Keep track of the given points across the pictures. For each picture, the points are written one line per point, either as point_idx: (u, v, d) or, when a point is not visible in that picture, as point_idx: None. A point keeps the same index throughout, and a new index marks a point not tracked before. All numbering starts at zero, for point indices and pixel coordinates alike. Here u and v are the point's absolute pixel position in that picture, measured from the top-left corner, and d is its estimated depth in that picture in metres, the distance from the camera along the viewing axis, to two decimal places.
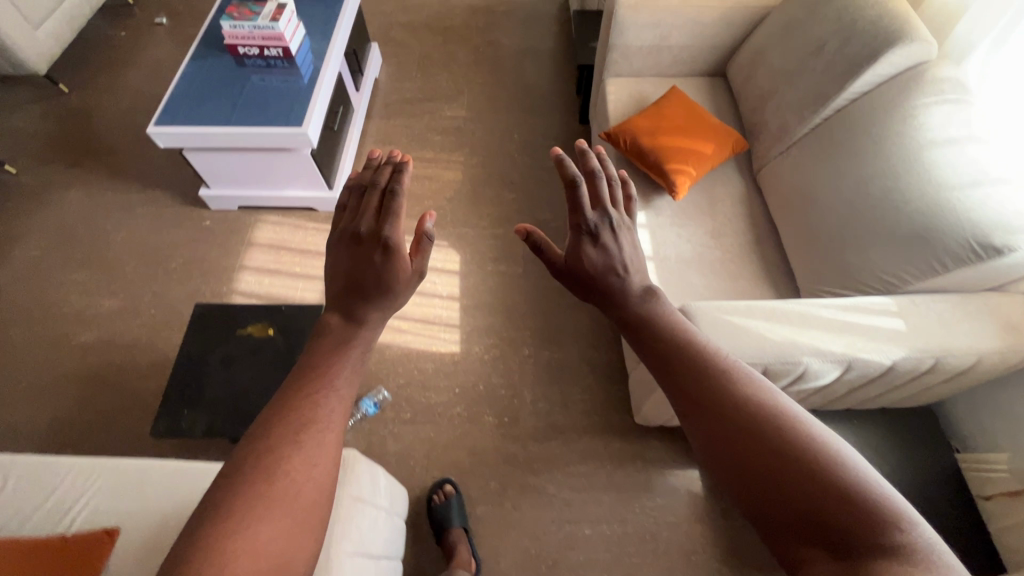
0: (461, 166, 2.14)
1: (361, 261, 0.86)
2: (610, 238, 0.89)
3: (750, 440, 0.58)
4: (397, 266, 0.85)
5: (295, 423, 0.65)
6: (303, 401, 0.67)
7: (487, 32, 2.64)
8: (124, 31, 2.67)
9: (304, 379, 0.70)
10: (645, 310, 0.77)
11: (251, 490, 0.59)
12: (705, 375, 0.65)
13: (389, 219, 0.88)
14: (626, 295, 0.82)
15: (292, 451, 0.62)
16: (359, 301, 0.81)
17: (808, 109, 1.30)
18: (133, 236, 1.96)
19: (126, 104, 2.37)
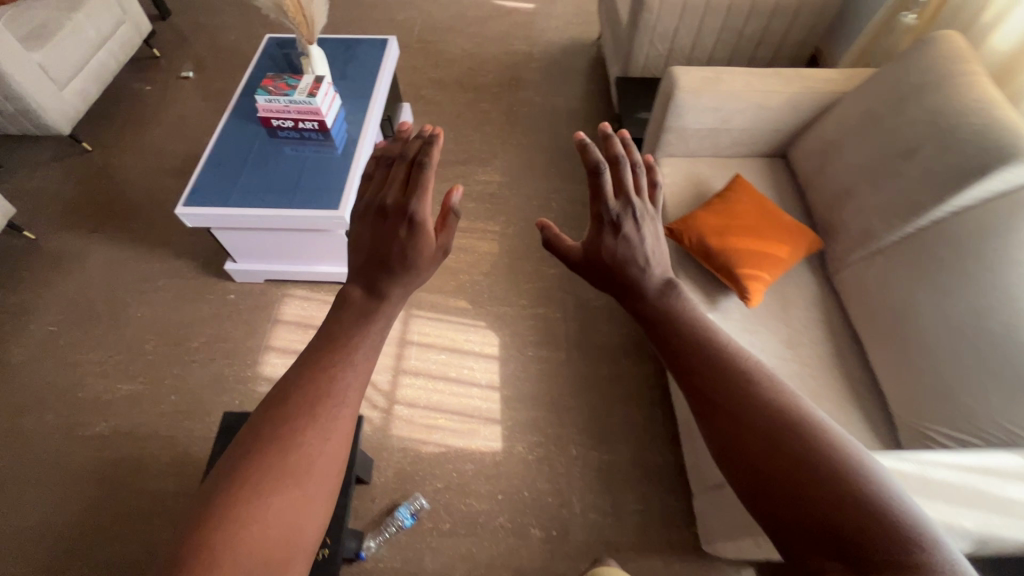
0: (496, 236, 2.05)
1: (383, 236, 0.80)
2: (632, 229, 0.77)
3: (772, 451, 0.49)
4: (422, 244, 0.79)
5: (311, 393, 0.53)
6: (320, 371, 0.55)
7: (519, 89, 2.57)
8: (150, 84, 2.62)
9: (326, 344, 0.59)
10: (664, 302, 0.68)
11: (264, 459, 0.49)
12: (726, 375, 0.55)
13: (417, 193, 0.83)
14: (645, 287, 0.70)
15: (308, 423, 0.51)
16: (377, 277, 0.74)
17: (899, 217, 1.19)
18: (156, 311, 1.87)
19: (151, 164, 2.31)
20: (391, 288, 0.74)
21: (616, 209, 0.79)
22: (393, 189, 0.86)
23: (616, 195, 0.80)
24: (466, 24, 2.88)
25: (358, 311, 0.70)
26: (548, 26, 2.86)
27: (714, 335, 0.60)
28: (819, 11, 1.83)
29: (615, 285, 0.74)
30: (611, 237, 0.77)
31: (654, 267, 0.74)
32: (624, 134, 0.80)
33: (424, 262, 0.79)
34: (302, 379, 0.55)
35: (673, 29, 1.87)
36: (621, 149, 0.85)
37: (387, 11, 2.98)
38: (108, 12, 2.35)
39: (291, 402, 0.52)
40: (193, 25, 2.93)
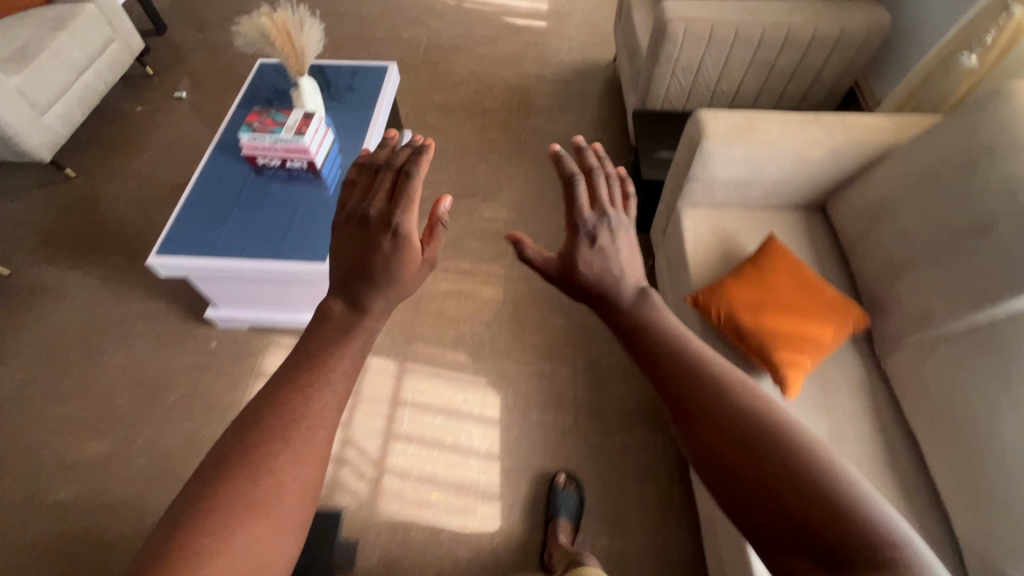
0: (500, 280, 1.89)
1: (366, 246, 0.73)
2: (607, 241, 0.80)
3: (745, 452, 0.52)
4: (408, 258, 0.72)
5: (281, 418, 0.53)
6: (295, 395, 0.55)
7: (528, 116, 2.42)
8: (142, 104, 2.50)
9: (300, 365, 0.58)
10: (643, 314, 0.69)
11: (233, 488, 0.49)
12: (699, 382, 0.57)
13: (403, 203, 0.76)
14: (621, 297, 0.73)
15: (280, 448, 0.51)
16: (362, 288, 0.68)
17: (967, 303, 1.02)
18: (133, 358, 1.74)
19: (136, 193, 2.19)
20: (375, 301, 0.67)
21: (592, 220, 0.82)
22: (378, 198, 0.79)
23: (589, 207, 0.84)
24: (474, 44, 2.73)
25: (337, 327, 0.63)
26: (561, 46, 2.71)
27: (686, 343, 0.62)
28: (861, 44, 1.65)
29: (593, 296, 0.76)
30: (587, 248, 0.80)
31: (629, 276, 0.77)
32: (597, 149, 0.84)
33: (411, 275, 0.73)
34: (276, 403, 0.54)
35: (697, 61, 1.71)
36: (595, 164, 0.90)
37: (391, 29, 2.84)
38: (95, 33, 2.25)
39: (261, 428, 0.52)
40: (190, 41, 2.81)
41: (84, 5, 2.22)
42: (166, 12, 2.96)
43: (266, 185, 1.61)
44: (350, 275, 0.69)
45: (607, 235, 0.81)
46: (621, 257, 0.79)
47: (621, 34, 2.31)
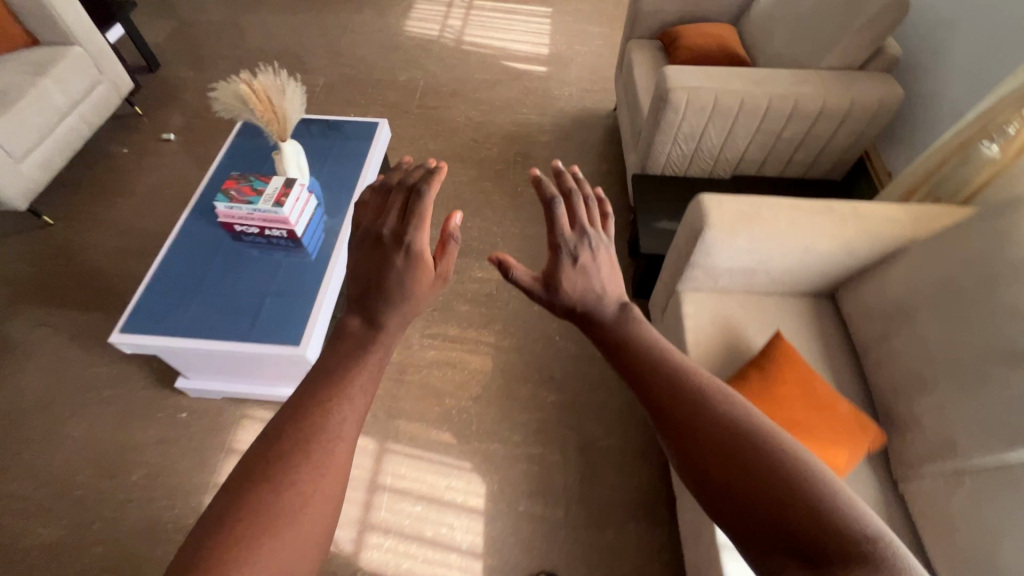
0: (490, 349, 1.79)
1: (379, 262, 0.80)
2: (589, 259, 0.84)
3: (726, 457, 0.56)
4: (421, 273, 0.79)
5: (304, 435, 0.57)
6: (316, 411, 0.59)
7: (525, 167, 2.34)
8: (128, 146, 2.43)
9: (319, 382, 0.62)
10: (625, 331, 0.73)
11: (258, 502, 0.52)
12: (679, 396, 0.61)
13: (414, 221, 0.83)
14: (605, 315, 0.77)
15: (303, 462, 0.55)
16: (377, 304, 0.74)
17: (997, 439, 0.91)
18: (97, 430, 1.64)
19: (115, 242, 2.10)
20: (390, 316, 0.72)
21: (574, 239, 0.86)
22: (391, 217, 0.86)
23: (571, 226, 0.88)
24: (472, 89, 2.67)
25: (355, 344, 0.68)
26: (560, 94, 2.65)
27: (666, 357, 0.66)
28: (872, 116, 1.58)
29: (578, 314, 0.81)
30: (570, 267, 0.84)
31: (611, 294, 0.81)
32: (575, 168, 0.90)
33: (421, 290, 0.78)
34: (299, 419, 0.58)
35: (700, 129, 1.63)
36: (573, 185, 0.95)
37: (389, 71, 2.79)
38: (80, 76, 2.19)
39: (283, 445, 0.56)
40: (182, 79, 2.76)
41: (70, 48, 2.17)
42: (160, 48, 2.91)
43: (242, 253, 1.52)
44: (366, 290, 0.75)
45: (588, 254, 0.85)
46: (604, 277, 0.83)
47: (621, 88, 2.25)
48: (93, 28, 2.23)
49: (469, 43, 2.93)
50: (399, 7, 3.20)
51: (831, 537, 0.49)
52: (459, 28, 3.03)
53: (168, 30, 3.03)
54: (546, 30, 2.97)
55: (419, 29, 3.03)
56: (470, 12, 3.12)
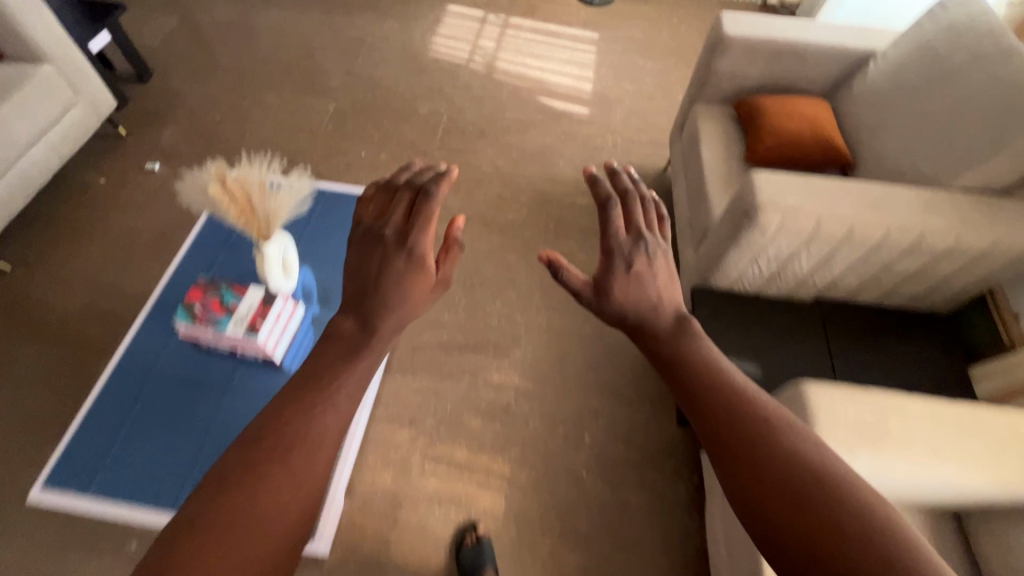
0: (504, 482, 1.50)
1: (382, 262, 0.79)
2: (643, 266, 0.75)
3: (790, 500, 0.49)
4: (420, 276, 0.78)
5: (290, 437, 0.50)
6: (300, 412, 0.52)
7: (559, 236, 2.02)
8: (106, 175, 2.13)
9: (305, 382, 0.56)
10: (683, 347, 0.64)
11: (219, 502, 0.46)
12: (740, 421, 0.54)
13: (419, 225, 0.82)
14: (659, 326, 0.67)
15: (275, 474, 0.48)
16: (376, 307, 0.71)
17: None
18: (35, 555, 1.39)
19: (79, 298, 1.82)
20: (386, 317, 0.69)
21: (628, 244, 0.76)
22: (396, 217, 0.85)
23: (625, 230, 0.79)
24: (501, 130, 2.33)
25: (344, 351, 0.63)
26: (603, 143, 2.30)
27: (727, 379, 0.58)
28: (1015, 261, 1.24)
29: (626, 326, 0.71)
30: (622, 273, 0.74)
31: (667, 302, 0.72)
32: (619, 166, 0.83)
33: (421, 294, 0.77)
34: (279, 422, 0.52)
35: (789, 253, 1.30)
36: (631, 184, 0.84)
37: (409, 98, 2.44)
38: (49, 98, 1.88)
39: (258, 454, 0.49)
40: (175, 92, 2.44)
41: (38, 65, 1.86)
42: (154, 51, 2.58)
43: (199, 381, 1.22)
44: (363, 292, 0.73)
45: (640, 260, 0.75)
46: (659, 285, 0.73)
47: (679, 155, 1.90)
48: (68, 41, 1.91)
49: (503, 70, 2.58)
50: (426, 18, 2.83)
51: None
52: (492, 49, 2.67)
53: (166, 29, 2.69)
54: (590, 60, 2.62)
55: (448, 48, 2.68)
56: (506, 31, 2.76)
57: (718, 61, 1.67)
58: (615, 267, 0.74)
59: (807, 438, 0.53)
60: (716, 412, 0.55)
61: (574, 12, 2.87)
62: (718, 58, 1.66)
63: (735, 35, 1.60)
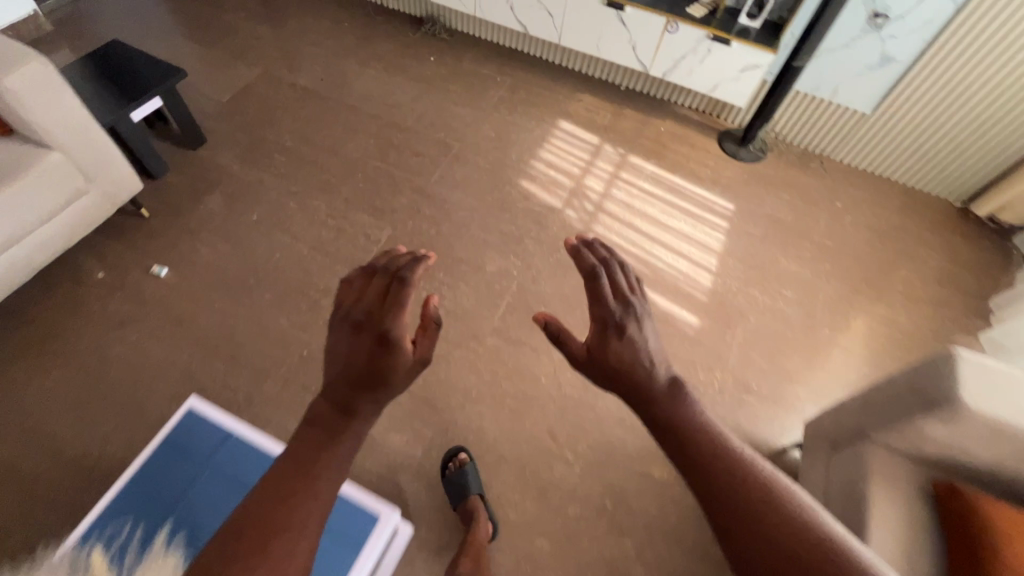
0: None
1: (358, 352, 0.65)
2: (637, 330, 0.68)
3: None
4: (397, 355, 0.64)
5: (260, 535, 0.46)
6: (296, 487, 0.50)
7: (614, 528, 1.45)
8: (107, 269, 1.80)
9: (294, 474, 0.51)
10: (683, 414, 0.58)
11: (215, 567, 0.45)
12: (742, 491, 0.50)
13: (393, 305, 0.68)
14: (658, 390, 0.61)
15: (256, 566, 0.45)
16: (354, 393, 0.60)
17: None
18: None
19: (12, 447, 1.48)
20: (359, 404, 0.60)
21: (620, 309, 0.70)
22: (370, 296, 0.70)
23: (616, 295, 0.72)
24: (579, 326, 1.80)
25: (327, 427, 0.56)
26: (708, 383, 1.71)
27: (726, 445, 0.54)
28: None
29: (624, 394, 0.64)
30: (615, 339, 0.67)
31: (663, 366, 0.65)
32: (585, 241, 0.74)
33: (399, 376, 0.64)
34: (261, 509, 0.48)
35: None
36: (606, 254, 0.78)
37: (478, 247, 1.96)
38: (50, 190, 1.54)
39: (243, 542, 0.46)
40: (220, 171, 2.09)
41: (43, 152, 1.51)
42: (218, 111, 2.26)
43: None
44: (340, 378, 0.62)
45: (633, 326, 0.68)
46: (654, 350, 0.67)
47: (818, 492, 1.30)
48: (88, 126, 1.56)
49: (602, 230, 2.04)
50: (531, 132, 2.34)
51: None
52: (597, 196, 2.14)
53: (240, 84, 2.38)
54: (716, 244, 2.03)
55: (545, 181, 2.17)
56: (620, 174, 2.22)
57: (932, 425, 1.05)
58: (608, 333, 0.68)
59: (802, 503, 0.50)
60: (723, 471, 0.51)
61: (710, 165, 2.29)
62: (933, 423, 1.04)
63: (975, 409, 1.00)
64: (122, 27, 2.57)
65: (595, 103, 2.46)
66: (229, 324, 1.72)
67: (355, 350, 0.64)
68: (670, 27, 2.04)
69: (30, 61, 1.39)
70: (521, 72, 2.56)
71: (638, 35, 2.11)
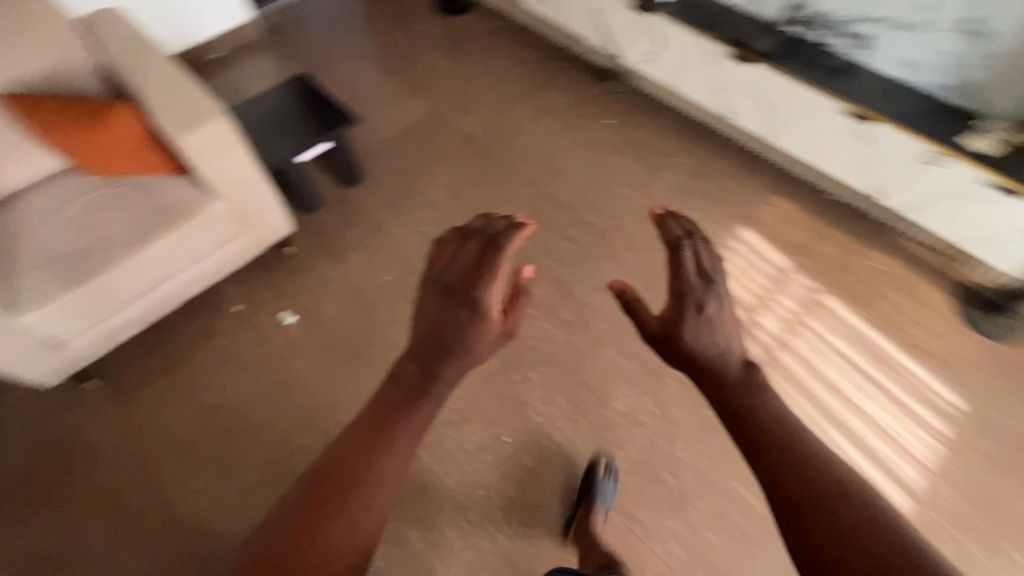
0: None
1: (446, 316, 0.67)
2: (717, 309, 0.67)
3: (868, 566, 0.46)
4: (487, 327, 0.67)
5: (349, 478, 0.55)
6: (379, 442, 0.58)
7: None
8: (244, 303, 1.83)
9: (381, 429, 0.59)
10: (752, 398, 0.59)
11: (313, 508, 0.53)
12: (791, 465, 0.52)
13: (487, 274, 0.69)
14: (731, 372, 0.62)
15: (346, 503, 0.53)
16: (440, 357, 0.65)
17: None
18: None
19: (125, 473, 1.54)
20: (444, 370, 0.64)
21: (702, 285, 0.69)
22: (462, 259, 0.71)
23: (698, 270, 0.71)
24: (709, 520, 1.46)
25: (411, 389, 0.62)
26: None
27: (789, 428, 0.55)
28: None
29: (696, 370, 0.65)
30: (693, 316, 0.67)
31: (741, 350, 0.65)
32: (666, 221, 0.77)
33: (485, 347, 0.68)
34: (344, 460, 0.56)
35: None
36: (690, 227, 0.78)
37: (611, 376, 1.67)
38: (209, 236, 1.56)
39: (331, 490, 0.54)
40: (367, 215, 2.04)
41: (210, 200, 1.53)
42: (382, 149, 2.22)
43: None
44: (430, 342, 0.65)
45: (714, 303, 0.67)
46: (732, 333, 0.66)
47: None
48: (253, 178, 1.54)
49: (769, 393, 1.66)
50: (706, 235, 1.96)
51: None
52: (772, 342, 1.74)
53: (408, 121, 2.31)
54: (923, 455, 1.56)
55: None
56: (805, 318, 1.78)
57: None
58: (686, 309, 0.68)
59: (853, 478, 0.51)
60: (776, 449, 0.54)
61: (935, 333, 1.75)
62: None
63: None
64: (320, 41, 2.63)
65: (792, 212, 2.02)
66: (336, 397, 1.66)
67: (448, 318, 0.67)
68: (933, 161, 1.54)
69: (213, 118, 1.38)
70: (708, 154, 2.18)
71: (883, 155, 1.64)
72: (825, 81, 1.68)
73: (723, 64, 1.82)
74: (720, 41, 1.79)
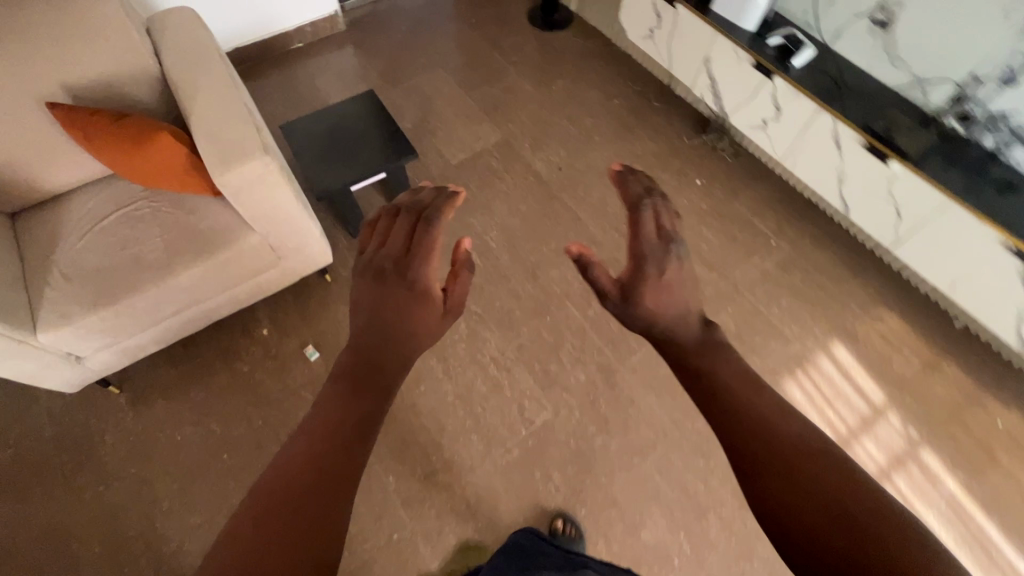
0: None
1: (388, 298, 0.75)
2: (674, 270, 0.72)
3: (813, 493, 0.50)
4: (428, 307, 0.75)
5: (306, 457, 0.55)
6: (326, 421, 0.59)
7: None
8: (271, 328, 1.75)
9: (326, 421, 0.59)
10: (710, 349, 0.65)
11: (272, 496, 0.53)
12: (737, 396, 0.59)
13: (421, 254, 0.79)
14: (687, 334, 0.67)
15: (316, 478, 0.54)
16: (378, 339, 0.70)
17: None
18: None
19: (126, 493, 1.51)
20: (386, 356, 0.68)
21: (658, 244, 0.74)
22: (392, 246, 0.81)
23: (655, 229, 0.75)
24: None
25: (361, 379, 0.64)
26: None
27: (740, 377, 0.61)
28: None
29: (653, 337, 0.70)
30: (653, 279, 0.71)
31: (695, 309, 0.71)
32: (623, 179, 0.83)
33: (427, 322, 0.75)
34: (296, 458, 0.55)
35: None
36: (649, 187, 0.83)
37: (643, 496, 1.47)
38: (239, 268, 1.47)
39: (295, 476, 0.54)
40: None
41: (245, 233, 1.42)
42: (442, 175, 2.06)
43: None
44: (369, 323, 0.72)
45: (672, 267, 0.72)
46: (687, 297, 0.71)
47: None
48: (293, 215, 1.42)
49: None
50: (788, 343, 1.67)
51: (894, 542, 0.46)
52: None
53: (475, 146, 2.13)
54: None
55: None
56: (894, 474, 1.48)
57: None
58: (644, 274, 0.72)
59: (789, 411, 0.57)
60: (725, 398, 0.59)
61: None
62: None
63: None
64: (400, 41, 2.48)
65: (901, 334, 1.69)
66: None
67: (387, 299, 0.74)
68: None
69: (256, 156, 1.26)
70: (808, 241, 1.86)
71: None
72: (984, 198, 1.34)
73: (850, 153, 1.50)
74: (851, 126, 1.46)
